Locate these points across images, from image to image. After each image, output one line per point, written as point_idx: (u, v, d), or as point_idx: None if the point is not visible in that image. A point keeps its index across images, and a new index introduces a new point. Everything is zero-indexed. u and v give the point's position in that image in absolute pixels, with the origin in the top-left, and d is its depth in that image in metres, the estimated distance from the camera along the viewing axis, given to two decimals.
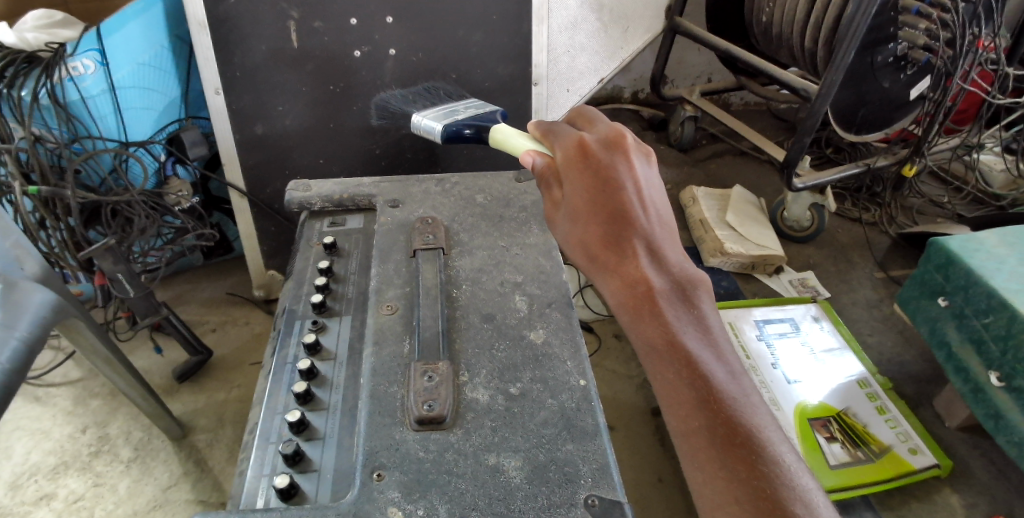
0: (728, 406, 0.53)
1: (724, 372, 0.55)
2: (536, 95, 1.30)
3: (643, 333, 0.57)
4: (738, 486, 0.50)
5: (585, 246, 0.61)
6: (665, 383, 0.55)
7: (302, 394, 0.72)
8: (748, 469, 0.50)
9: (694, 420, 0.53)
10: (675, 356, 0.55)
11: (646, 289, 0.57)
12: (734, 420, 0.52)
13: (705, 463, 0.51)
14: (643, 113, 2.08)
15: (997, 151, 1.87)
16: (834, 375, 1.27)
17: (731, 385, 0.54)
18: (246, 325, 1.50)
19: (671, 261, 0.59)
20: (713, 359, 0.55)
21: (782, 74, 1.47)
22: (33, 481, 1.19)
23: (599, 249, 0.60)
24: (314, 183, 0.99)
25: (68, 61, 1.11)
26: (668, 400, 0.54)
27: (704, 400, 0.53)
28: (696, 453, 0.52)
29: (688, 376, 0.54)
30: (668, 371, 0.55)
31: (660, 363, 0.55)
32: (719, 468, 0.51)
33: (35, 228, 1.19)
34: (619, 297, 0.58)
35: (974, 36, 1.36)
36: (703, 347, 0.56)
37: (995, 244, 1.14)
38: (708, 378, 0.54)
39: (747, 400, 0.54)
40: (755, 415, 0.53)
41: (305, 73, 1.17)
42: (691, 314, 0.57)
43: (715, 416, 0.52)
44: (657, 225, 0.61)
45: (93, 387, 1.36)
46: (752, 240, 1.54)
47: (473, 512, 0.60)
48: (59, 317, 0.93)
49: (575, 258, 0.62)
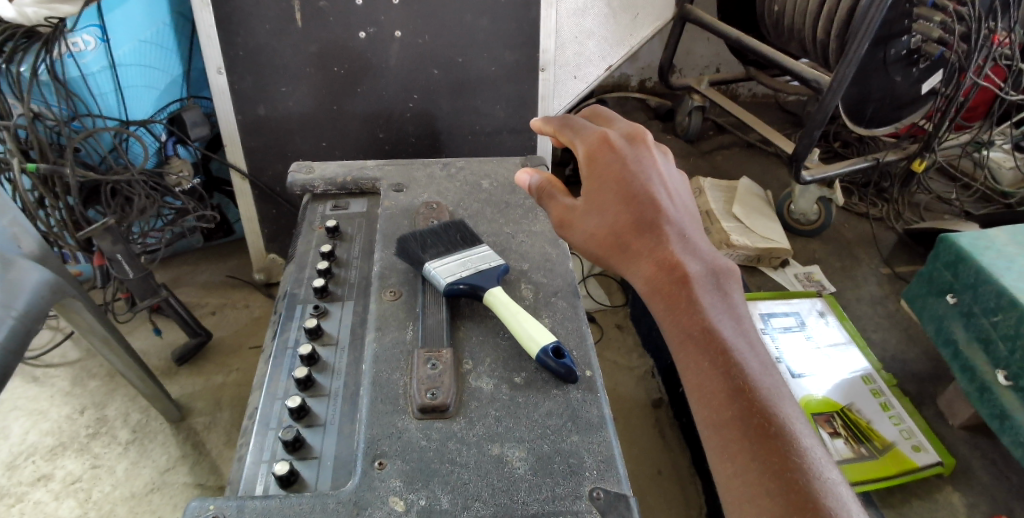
0: (761, 397, 0.53)
1: (757, 363, 0.56)
2: (542, 82, 1.25)
3: (678, 321, 0.57)
4: (770, 475, 0.50)
5: (615, 235, 0.61)
6: (698, 372, 0.55)
7: (303, 379, 0.71)
8: (781, 460, 0.51)
9: (728, 410, 0.53)
10: (710, 344, 0.56)
11: (680, 275, 0.58)
12: (767, 411, 0.53)
13: (737, 454, 0.52)
14: (650, 102, 2.01)
15: (1007, 148, 1.84)
16: (838, 371, 1.26)
17: (764, 377, 0.55)
18: (245, 308, 1.49)
19: (701, 252, 0.61)
20: (744, 348, 0.56)
21: (793, 65, 1.44)
22: (30, 462, 1.18)
23: (631, 236, 0.61)
24: (317, 166, 0.98)
25: (69, 36, 1.09)
26: (700, 389, 0.55)
27: (739, 390, 0.54)
28: (727, 444, 0.52)
29: (723, 366, 0.55)
30: (702, 359, 0.55)
31: (692, 351, 0.56)
32: (752, 457, 0.51)
33: (34, 207, 1.17)
34: (650, 285, 0.59)
35: (990, 30, 1.33)
36: (737, 337, 0.57)
37: (1004, 242, 1.12)
38: (741, 367, 0.55)
39: (779, 393, 0.55)
40: (786, 408, 0.54)
41: (308, 55, 1.16)
42: (724, 304, 0.58)
43: (750, 406, 0.53)
44: (684, 217, 0.63)
45: (91, 368, 1.35)
46: (757, 233, 1.52)
47: (476, 503, 0.59)
48: (57, 298, 0.91)
49: (601, 249, 0.62)
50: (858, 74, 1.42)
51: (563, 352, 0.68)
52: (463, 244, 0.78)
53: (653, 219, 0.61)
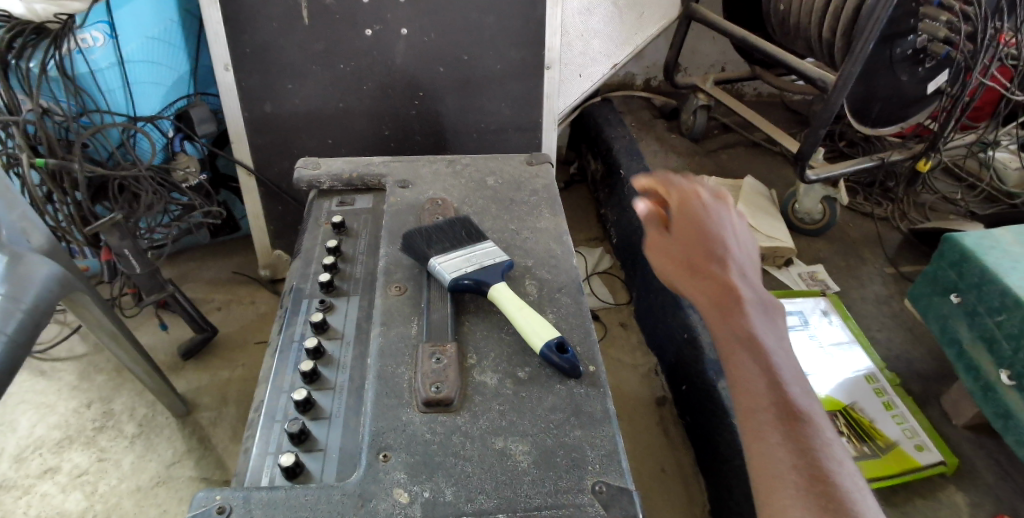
0: (796, 402, 0.59)
1: (795, 377, 0.61)
2: (547, 80, 1.25)
3: (729, 331, 0.63)
4: (796, 462, 0.56)
5: (686, 259, 0.67)
6: (740, 368, 0.61)
7: (309, 373, 0.72)
8: (808, 452, 0.56)
9: (765, 410, 0.58)
10: (752, 347, 0.61)
11: (736, 296, 0.64)
12: (800, 415, 0.58)
13: (769, 442, 0.57)
14: (655, 100, 2.01)
15: (1013, 148, 1.83)
16: (842, 370, 1.26)
17: (799, 388, 0.60)
18: (251, 304, 1.50)
19: (756, 281, 0.67)
20: (782, 356, 0.62)
21: (799, 64, 1.44)
22: (37, 454, 1.19)
23: (699, 260, 0.66)
24: (323, 162, 0.99)
25: (77, 32, 1.10)
26: (742, 389, 0.60)
27: (776, 394, 0.59)
28: (762, 435, 0.58)
29: (764, 371, 0.60)
30: (745, 364, 0.61)
31: (736, 351, 0.62)
32: (781, 445, 0.57)
33: (42, 202, 1.18)
34: (709, 301, 0.64)
35: (997, 30, 1.32)
36: (779, 351, 0.62)
37: (1010, 242, 1.11)
38: (780, 372, 0.60)
39: (812, 403, 0.60)
40: (817, 417, 0.59)
41: (315, 53, 1.16)
42: (770, 321, 0.64)
43: (785, 409, 0.58)
44: (743, 251, 0.70)
45: (98, 362, 1.36)
46: (761, 233, 1.51)
47: (479, 495, 0.59)
48: (65, 291, 0.92)
49: (670, 269, 0.67)
50: (864, 73, 1.42)
51: (566, 348, 0.68)
52: (467, 240, 0.79)
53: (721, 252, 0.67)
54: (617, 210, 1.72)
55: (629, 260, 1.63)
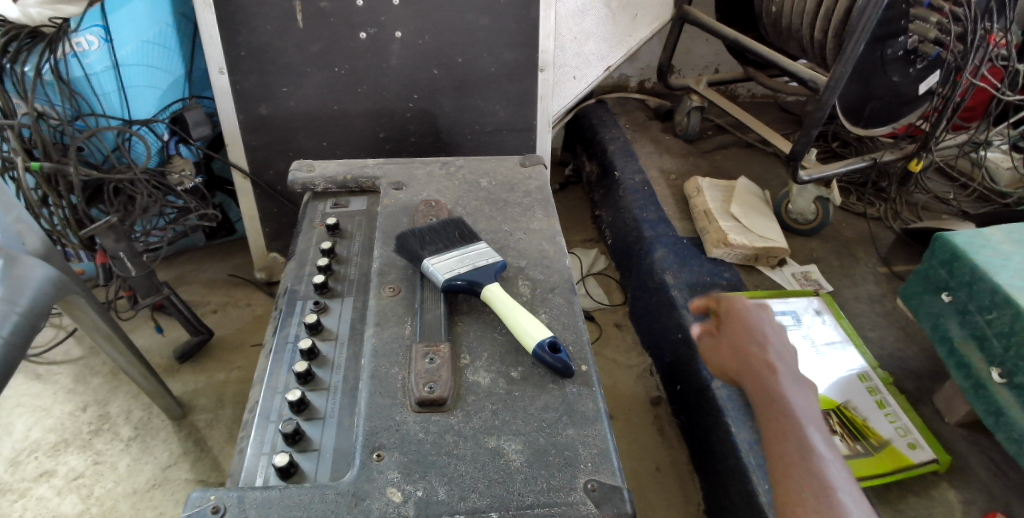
0: (814, 448, 0.69)
1: (819, 433, 0.71)
2: (542, 82, 1.26)
3: (761, 395, 0.75)
4: (814, 491, 0.65)
5: (731, 347, 0.81)
6: (769, 419, 0.73)
7: (303, 374, 0.72)
8: (824, 484, 0.65)
9: (789, 452, 0.69)
10: (780, 403, 0.74)
11: (769, 370, 0.77)
12: (816, 457, 0.68)
13: (791, 479, 0.66)
14: (649, 102, 2.01)
15: (1005, 149, 1.85)
16: (835, 369, 1.27)
17: (821, 442, 0.70)
18: (247, 307, 1.50)
19: (790, 363, 0.80)
20: (809, 416, 0.73)
21: (791, 65, 1.44)
22: (33, 457, 1.19)
23: (739, 342, 0.81)
24: (317, 165, 0.99)
25: (71, 36, 1.11)
26: (771, 438, 0.72)
27: (798, 441, 0.70)
28: (784, 471, 0.68)
29: (789, 424, 0.71)
30: (774, 420, 0.73)
31: (766, 407, 0.74)
32: (801, 477, 0.66)
33: (38, 206, 1.18)
34: (748, 375, 0.78)
35: (987, 30, 1.33)
36: (806, 413, 0.73)
37: (1000, 240, 1.12)
38: (804, 427, 0.71)
39: (831, 452, 0.69)
40: (834, 462, 0.68)
41: (311, 55, 1.17)
42: (801, 390, 0.76)
43: (804, 451, 0.68)
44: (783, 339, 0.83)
45: (94, 365, 1.36)
46: (755, 233, 1.49)
47: (472, 494, 0.60)
48: (61, 294, 0.93)
49: (719, 355, 0.82)
50: (856, 74, 1.43)
51: (559, 347, 0.69)
52: (461, 241, 0.79)
53: (761, 337, 0.81)
54: (612, 211, 1.73)
55: (624, 261, 1.64)
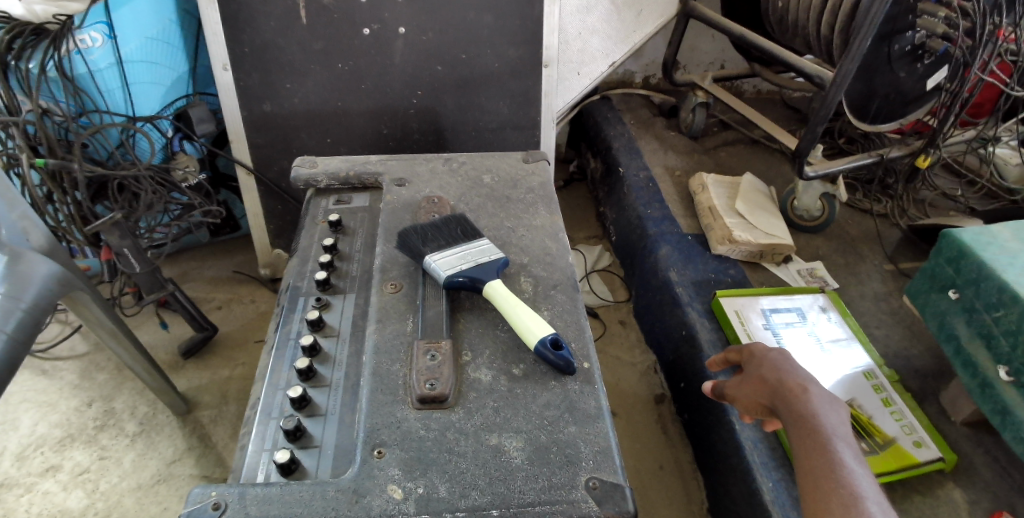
0: (846, 464, 0.70)
1: (849, 450, 0.72)
2: (546, 78, 1.25)
3: (792, 414, 0.77)
4: (845, 504, 0.66)
5: (763, 378, 0.84)
6: (799, 438, 0.74)
7: (305, 370, 0.72)
8: (855, 497, 0.66)
9: (819, 467, 0.70)
10: (811, 423, 0.74)
11: (801, 392, 0.78)
12: (848, 472, 0.69)
13: (822, 494, 0.68)
14: (654, 98, 2.00)
15: (1013, 145, 1.83)
16: (841, 366, 1.24)
17: (852, 459, 0.71)
18: (251, 303, 1.50)
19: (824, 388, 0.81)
20: (840, 436, 0.74)
21: (797, 61, 1.43)
22: (39, 452, 1.20)
23: (771, 371, 0.83)
24: (320, 161, 0.99)
25: (76, 33, 1.12)
26: (801, 454, 0.73)
27: (826, 457, 0.71)
28: (815, 486, 0.69)
29: (820, 440, 0.72)
30: (806, 436, 0.73)
31: (797, 426, 0.75)
32: (831, 492, 0.67)
33: (42, 202, 1.19)
34: (782, 398, 0.79)
35: (996, 25, 1.31)
36: (838, 432, 0.74)
37: (1007, 238, 1.10)
38: (835, 445, 0.72)
39: (862, 470, 0.70)
40: (864, 477, 0.69)
41: (314, 53, 1.17)
42: (834, 411, 0.77)
43: (833, 466, 0.70)
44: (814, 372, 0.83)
45: (99, 361, 1.37)
46: (760, 229, 1.47)
47: (472, 491, 0.59)
48: (64, 291, 0.92)
49: (752, 387, 0.84)
50: (862, 71, 1.42)
51: (561, 344, 0.68)
52: (464, 238, 0.79)
53: (791, 367, 0.83)
54: (616, 208, 1.73)
55: (629, 258, 1.63)
